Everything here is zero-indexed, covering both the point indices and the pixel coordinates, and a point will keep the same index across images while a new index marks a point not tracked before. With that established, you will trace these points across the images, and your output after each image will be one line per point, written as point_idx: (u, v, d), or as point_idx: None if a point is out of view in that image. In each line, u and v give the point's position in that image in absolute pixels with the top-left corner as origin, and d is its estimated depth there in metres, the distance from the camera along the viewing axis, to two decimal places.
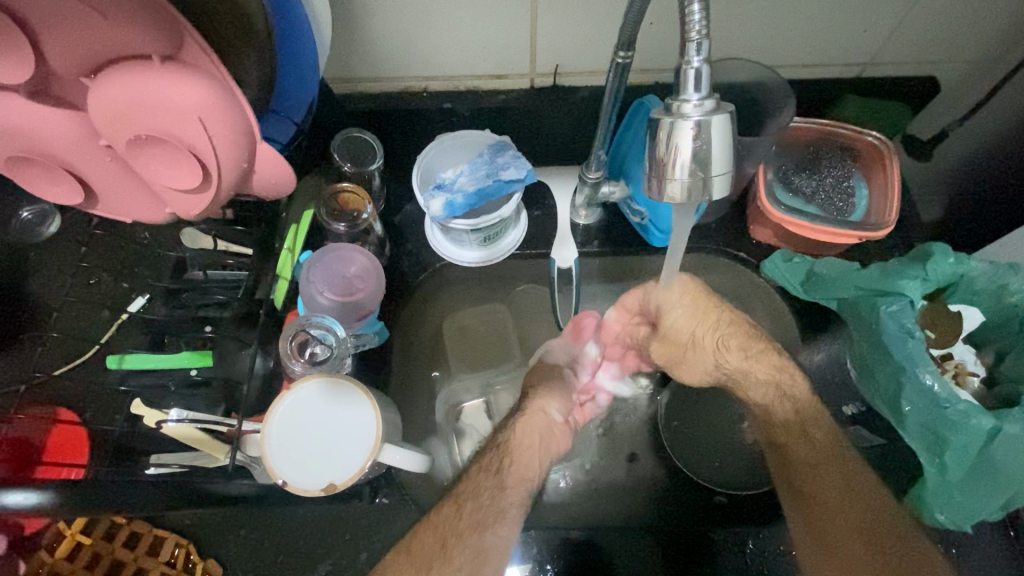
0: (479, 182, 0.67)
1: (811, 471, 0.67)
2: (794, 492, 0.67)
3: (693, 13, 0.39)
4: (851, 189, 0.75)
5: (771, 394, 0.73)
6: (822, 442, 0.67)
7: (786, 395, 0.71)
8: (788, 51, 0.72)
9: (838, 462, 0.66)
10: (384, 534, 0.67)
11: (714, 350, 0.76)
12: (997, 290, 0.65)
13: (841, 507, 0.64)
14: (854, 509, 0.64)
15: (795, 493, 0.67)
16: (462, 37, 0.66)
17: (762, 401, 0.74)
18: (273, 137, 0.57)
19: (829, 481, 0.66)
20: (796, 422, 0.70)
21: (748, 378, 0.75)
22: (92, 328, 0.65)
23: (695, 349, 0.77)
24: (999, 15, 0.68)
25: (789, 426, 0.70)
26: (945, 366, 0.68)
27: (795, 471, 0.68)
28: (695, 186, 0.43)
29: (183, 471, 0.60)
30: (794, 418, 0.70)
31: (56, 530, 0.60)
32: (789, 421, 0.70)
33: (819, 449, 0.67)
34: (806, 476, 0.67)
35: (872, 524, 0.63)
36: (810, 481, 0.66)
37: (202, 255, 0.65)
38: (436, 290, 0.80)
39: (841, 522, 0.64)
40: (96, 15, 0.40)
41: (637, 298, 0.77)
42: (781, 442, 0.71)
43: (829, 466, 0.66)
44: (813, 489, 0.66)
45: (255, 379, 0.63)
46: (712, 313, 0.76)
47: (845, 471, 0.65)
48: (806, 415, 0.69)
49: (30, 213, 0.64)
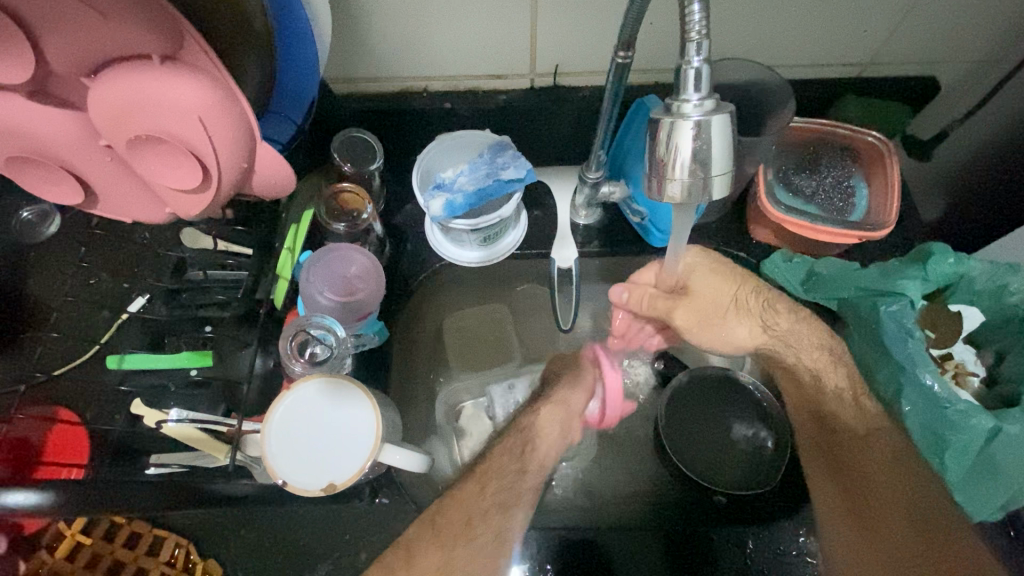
0: (479, 182, 0.68)
1: (855, 442, 0.68)
2: (837, 469, 0.69)
3: (693, 13, 0.39)
4: (851, 189, 0.75)
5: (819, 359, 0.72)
6: (869, 412, 0.68)
7: (838, 362, 0.71)
8: (788, 52, 0.72)
9: (878, 436, 0.67)
10: (384, 534, 0.67)
11: (761, 311, 0.75)
12: (997, 290, 0.64)
13: (883, 485, 0.65)
14: (897, 484, 0.64)
15: (838, 470, 0.69)
16: (461, 37, 0.66)
17: (812, 367, 0.73)
18: (273, 137, 0.58)
19: (872, 459, 0.67)
20: (843, 390, 0.70)
21: (796, 342, 0.74)
22: (93, 328, 0.65)
23: (735, 315, 0.77)
24: (999, 14, 0.68)
25: (839, 398, 0.70)
26: (945, 366, 0.68)
27: (840, 445, 0.70)
28: (695, 186, 0.43)
29: (183, 471, 0.60)
30: (842, 389, 0.71)
31: (56, 529, 0.60)
32: (840, 389, 0.70)
33: (863, 420, 0.68)
34: (848, 452, 0.69)
35: (912, 501, 0.63)
36: (851, 454, 0.68)
37: (201, 255, 0.65)
38: (437, 290, 0.80)
39: (877, 494, 0.65)
40: (98, 16, 0.41)
41: (653, 274, 0.76)
42: (825, 415, 0.72)
43: (872, 447, 0.67)
44: (860, 463, 0.67)
45: (255, 380, 0.63)
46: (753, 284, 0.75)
47: (890, 446, 0.65)
48: (853, 384, 0.70)
49: (30, 213, 0.64)
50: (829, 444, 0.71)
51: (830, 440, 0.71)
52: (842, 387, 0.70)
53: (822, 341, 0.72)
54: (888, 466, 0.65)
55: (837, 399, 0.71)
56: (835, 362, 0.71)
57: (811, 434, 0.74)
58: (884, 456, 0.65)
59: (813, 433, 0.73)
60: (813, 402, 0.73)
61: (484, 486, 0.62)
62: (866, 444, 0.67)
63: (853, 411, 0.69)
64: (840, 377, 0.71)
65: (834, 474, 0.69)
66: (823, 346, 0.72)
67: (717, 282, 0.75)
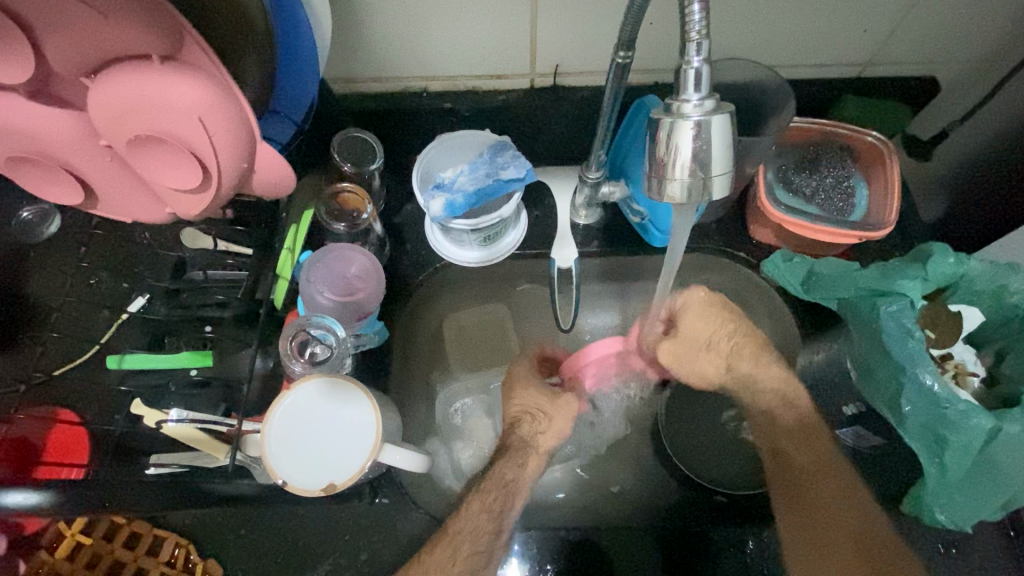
0: (479, 182, 0.67)
1: (810, 476, 0.69)
2: (803, 507, 0.68)
3: (693, 13, 0.39)
4: (851, 189, 0.75)
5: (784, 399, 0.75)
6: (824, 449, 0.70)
7: (792, 405, 0.74)
8: (788, 52, 0.72)
9: (828, 482, 0.68)
10: (385, 533, 0.67)
11: (727, 354, 0.79)
12: (997, 290, 0.65)
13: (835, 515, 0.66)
14: (849, 513, 0.66)
15: (803, 509, 0.68)
16: (461, 37, 0.66)
17: (767, 408, 0.76)
18: (272, 138, 0.58)
19: (825, 489, 0.68)
20: (792, 423, 0.74)
21: (754, 386, 0.78)
22: (92, 328, 0.65)
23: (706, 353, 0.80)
24: (998, 14, 0.68)
25: (792, 453, 0.72)
26: (945, 366, 0.67)
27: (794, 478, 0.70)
28: (695, 186, 0.43)
29: (183, 471, 0.59)
30: (799, 426, 0.73)
31: (56, 530, 0.60)
32: (792, 426, 0.73)
33: (813, 463, 0.70)
34: (803, 482, 0.69)
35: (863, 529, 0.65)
36: (804, 484, 0.69)
37: (202, 255, 0.65)
38: (436, 290, 0.80)
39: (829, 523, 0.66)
40: (97, 15, 0.41)
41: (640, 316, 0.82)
42: (781, 450, 0.73)
43: (826, 478, 0.68)
44: (822, 506, 0.67)
45: (255, 380, 0.64)
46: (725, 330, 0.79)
47: (841, 477, 0.68)
48: (809, 424, 0.72)
49: (30, 213, 0.65)
50: (781, 476, 0.71)
51: (803, 478, 0.70)
52: (801, 430, 0.72)
53: (781, 389, 0.75)
54: (843, 497, 0.67)
55: (788, 435, 0.73)
56: (803, 418, 0.73)
57: (789, 475, 0.70)
58: (838, 485, 0.68)
59: (776, 472, 0.72)
60: (784, 450, 0.73)
61: (455, 550, 0.61)
62: (823, 484, 0.68)
63: (807, 448, 0.71)
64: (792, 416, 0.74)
65: (787, 502, 0.69)
66: (787, 394, 0.75)
67: (707, 329, 0.78)
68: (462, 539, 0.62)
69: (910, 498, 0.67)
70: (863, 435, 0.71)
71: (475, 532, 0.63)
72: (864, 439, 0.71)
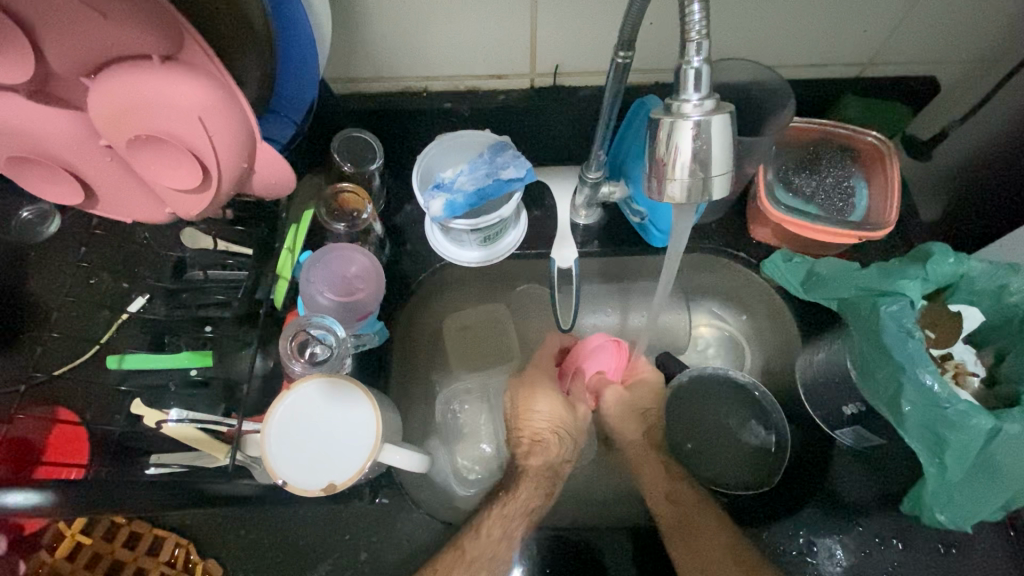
0: (479, 181, 0.67)
1: (680, 483, 0.73)
2: (686, 541, 0.67)
3: (693, 13, 0.39)
4: (851, 189, 0.75)
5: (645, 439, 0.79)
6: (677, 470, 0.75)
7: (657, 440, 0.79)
8: (788, 53, 0.72)
9: (692, 503, 0.71)
10: (385, 533, 0.67)
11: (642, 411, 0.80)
12: (996, 290, 0.64)
13: (701, 517, 0.69)
14: (708, 515, 0.69)
15: (689, 539, 0.67)
16: (460, 37, 0.66)
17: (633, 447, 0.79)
18: (273, 137, 0.58)
19: (693, 498, 0.71)
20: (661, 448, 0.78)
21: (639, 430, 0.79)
22: (91, 328, 0.65)
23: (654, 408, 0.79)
24: (999, 15, 0.68)
25: (654, 483, 0.74)
26: (945, 366, 0.68)
27: (677, 487, 0.73)
28: (696, 186, 0.43)
29: (183, 471, 0.60)
30: (657, 450, 0.78)
31: (56, 530, 0.60)
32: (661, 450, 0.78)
33: (687, 498, 0.71)
34: (664, 488, 0.73)
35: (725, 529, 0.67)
36: (679, 488, 0.73)
37: (202, 255, 0.65)
38: (434, 291, 0.81)
39: (698, 523, 0.68)
40: (96, 14, 0.40)
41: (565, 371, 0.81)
42: (656, 463, 0.76)
43: (688, 489, 0.72)
44: (697, 532, 0.67)
45: (255, 380, 0.64)
46: (650, 413, 0.80)
47: (688, 488, 0.73)
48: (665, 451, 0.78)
49: (30, 213, 0.64)
50: (652, 485, 0.74)
51: (685, 516, 0.69)
52: (661, 486, 0.74)
53: (665, 462, 0.76)
54: (701, 503, 0.71)
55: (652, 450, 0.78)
56: (665, 464, 0.76)
57: (661, 494, 0.73)
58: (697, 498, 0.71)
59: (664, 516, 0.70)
60: (662, 493, 0.73)
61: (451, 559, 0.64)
62: (696, 521, 0.68)
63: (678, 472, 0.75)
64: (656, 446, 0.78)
65: (674, 507, 0.71)
66: (657, 458, 0.77)
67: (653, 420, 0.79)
68: (478, 563, 0.65)
69: (909, 498, 0.67)
70: (863, 435, 0.70)
71: (491, 552, 0.67)
72: (864, 439, 0.71)
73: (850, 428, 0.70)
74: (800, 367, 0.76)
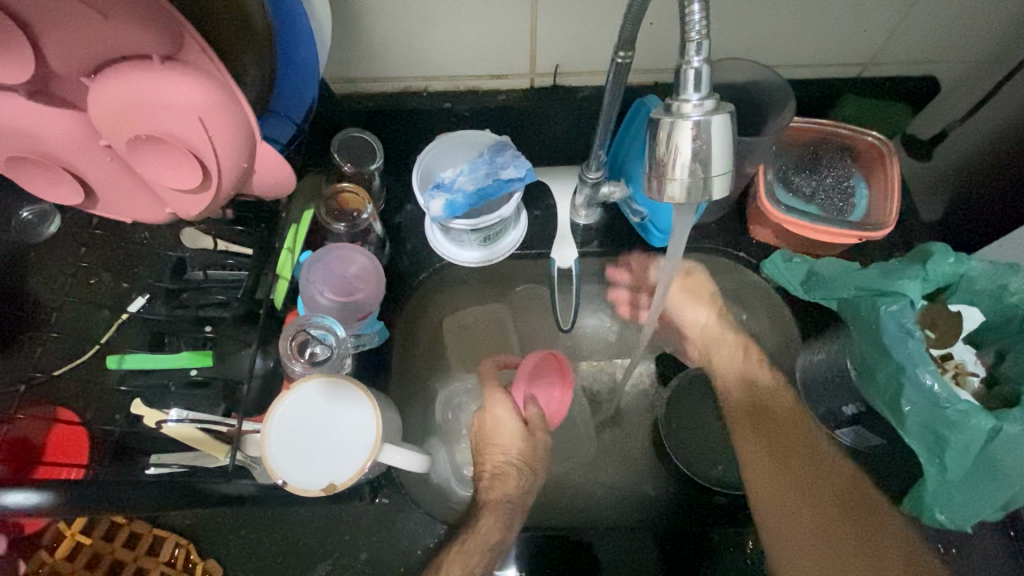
0: (479, 181, 0.67)
1: (796, 443, 0.69)
2: (791, 512, 0.64)
3: (693, 13, 0.39)
4: (851, 189, 0.75)
5: (762, 394, 0.75)
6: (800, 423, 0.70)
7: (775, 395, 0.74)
8: (789, 52, 0.72)
9: (811, 464, 0.66)
10: (385, 533, 0.67)
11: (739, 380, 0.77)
12: (997, 290, 0.65)
13: (811, 484, 0.65)
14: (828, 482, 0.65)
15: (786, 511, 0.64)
16: (460, 37, 0.66)
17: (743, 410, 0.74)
18: (273, 137, 0.57)
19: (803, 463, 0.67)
20: (767, 405, 0.74)
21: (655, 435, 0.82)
22: (93, 327, 0.65)
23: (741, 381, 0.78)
24: (999, 15, 0.68)
25: (753, 444, 0.70)
26: (945, 366, 0.67)
27: (788, 446, 0.68)
28: (695, 186, 0.43)
29: (183, 471, 0.60)
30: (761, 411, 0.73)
31: (56, 530, 0.60)
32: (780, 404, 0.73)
33: (808, 457, 0.67)
34: (769, 450, 0.69)
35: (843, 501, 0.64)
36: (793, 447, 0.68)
37: (202, 255, 0.65)
38: (434, 291, 0.81)
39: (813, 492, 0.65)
40: (97, 15, 0.41)
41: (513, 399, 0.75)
42: (762, 422, 0.72)
43: (805, 450, 0.68)
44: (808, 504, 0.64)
45: (255, 380, 0.62)
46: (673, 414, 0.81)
47: (811, 445, 0.68)
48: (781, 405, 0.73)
49: (30, 213, 0.65)
50: (755, 445, 0.70)
51: (793, 481, 0.66)
52: (763, 447, 0.69)
53: (769, 417, 0.72)
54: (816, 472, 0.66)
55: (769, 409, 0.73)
56: (764, 423, 0.72)
57: (765, 453, 0.69)
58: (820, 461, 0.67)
59: (759, 486, 0.66)
60: (762, 452, 0.69)
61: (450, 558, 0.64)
62: (809, 487, 0.65)
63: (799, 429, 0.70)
64: (761, 408, 0.74)
65: (780, 469, 0.67)
66: (763, 418, 0.72)
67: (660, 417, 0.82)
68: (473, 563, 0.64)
69: (910, 498, 0.67)
70: (864, 435, 0.70)
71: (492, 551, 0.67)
72: (864, 439, 0.71)
73: (850, 428, 0.71)
74: (799, 367, 0.77)
